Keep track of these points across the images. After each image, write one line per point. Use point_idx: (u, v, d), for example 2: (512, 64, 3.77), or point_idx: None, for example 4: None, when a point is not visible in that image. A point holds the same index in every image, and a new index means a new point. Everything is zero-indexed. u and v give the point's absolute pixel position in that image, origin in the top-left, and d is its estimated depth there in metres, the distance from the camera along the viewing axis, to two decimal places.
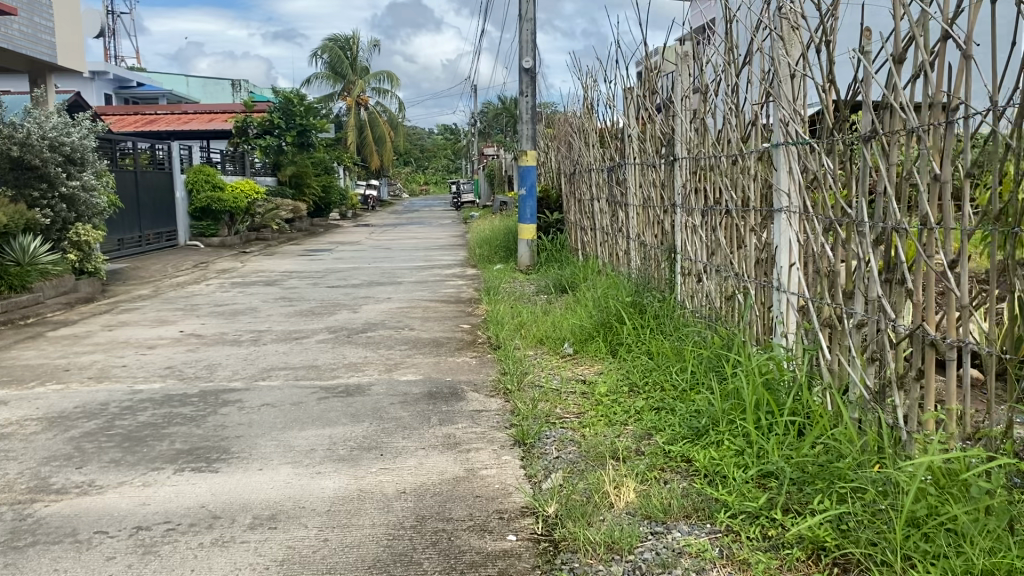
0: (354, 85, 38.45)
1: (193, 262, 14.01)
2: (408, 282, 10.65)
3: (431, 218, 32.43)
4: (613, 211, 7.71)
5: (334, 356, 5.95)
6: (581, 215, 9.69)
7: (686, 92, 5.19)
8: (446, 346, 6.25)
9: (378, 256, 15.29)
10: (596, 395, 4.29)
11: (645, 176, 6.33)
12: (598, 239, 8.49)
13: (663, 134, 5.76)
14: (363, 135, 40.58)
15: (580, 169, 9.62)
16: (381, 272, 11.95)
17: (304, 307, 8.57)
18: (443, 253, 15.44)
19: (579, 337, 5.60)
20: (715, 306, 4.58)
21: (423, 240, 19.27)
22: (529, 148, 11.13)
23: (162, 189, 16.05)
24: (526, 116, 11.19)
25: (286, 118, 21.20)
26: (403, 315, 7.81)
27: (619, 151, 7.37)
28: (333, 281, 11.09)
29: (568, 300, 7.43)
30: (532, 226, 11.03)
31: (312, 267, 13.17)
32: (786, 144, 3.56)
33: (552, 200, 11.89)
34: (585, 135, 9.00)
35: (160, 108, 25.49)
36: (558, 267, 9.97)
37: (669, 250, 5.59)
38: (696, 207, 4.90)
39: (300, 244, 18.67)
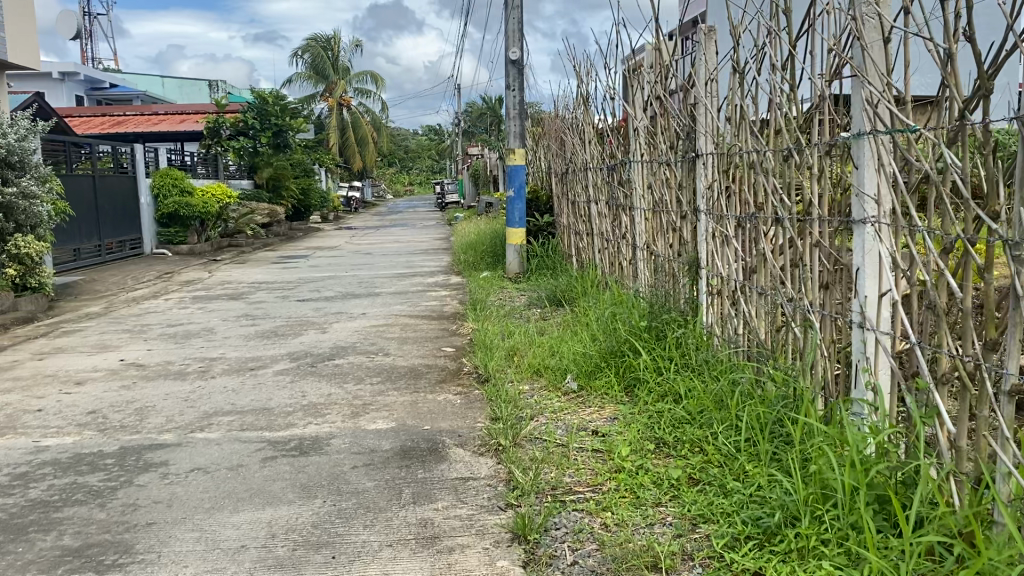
0: (335, 84, 37.39)
1: (156, 273, 12.99)
2: (385, 294, 9.67)
3: (415, 220, 31.50)
4: (614, 215, 6.78)
5: (290, 395, 4.98)
6: (576, 219, 8.77)
7: (710, 75, 4.29)
8: (426, 377, 5.31)
9: (357, 263, 14.27)
10: (615, 456, 3.38)
11: (655, 175, 5.42)
12: (597, 247, 7.56)
13: (681, 124, 4.83)
14: (345, 135, 39.51)
15: (573, 168, 8.68)
16: (357, 283, 10.96)
17: (267, 327, 7.59)
18: (426, 258, 14.47)
19: (583, 369, 4.68)
20: (758, 340, 3.70)
21: (405, 245, 18.29)
22: (517, 145, 10.16)
23: (126, 195, 15.03)
24: (513, 110, 10.22)
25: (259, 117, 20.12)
26: (377, 337, 6.84)
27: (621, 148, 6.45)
28: (305, 294, 10.11)
29: (566, 318, 6.48)
30: (522, 231, 10.09)
31: (284, 277, 12.15)
32: (872, 134, 2.65)
33: (542, 201, 10.96)
34: (580, 131, 8.06)
35: (128, 108, 24.32)
36: (551, 277, 9.04)
37: (691, 264, 4.68)
38: (728, 213, 3.99)
39: (275, 250, 17.67)
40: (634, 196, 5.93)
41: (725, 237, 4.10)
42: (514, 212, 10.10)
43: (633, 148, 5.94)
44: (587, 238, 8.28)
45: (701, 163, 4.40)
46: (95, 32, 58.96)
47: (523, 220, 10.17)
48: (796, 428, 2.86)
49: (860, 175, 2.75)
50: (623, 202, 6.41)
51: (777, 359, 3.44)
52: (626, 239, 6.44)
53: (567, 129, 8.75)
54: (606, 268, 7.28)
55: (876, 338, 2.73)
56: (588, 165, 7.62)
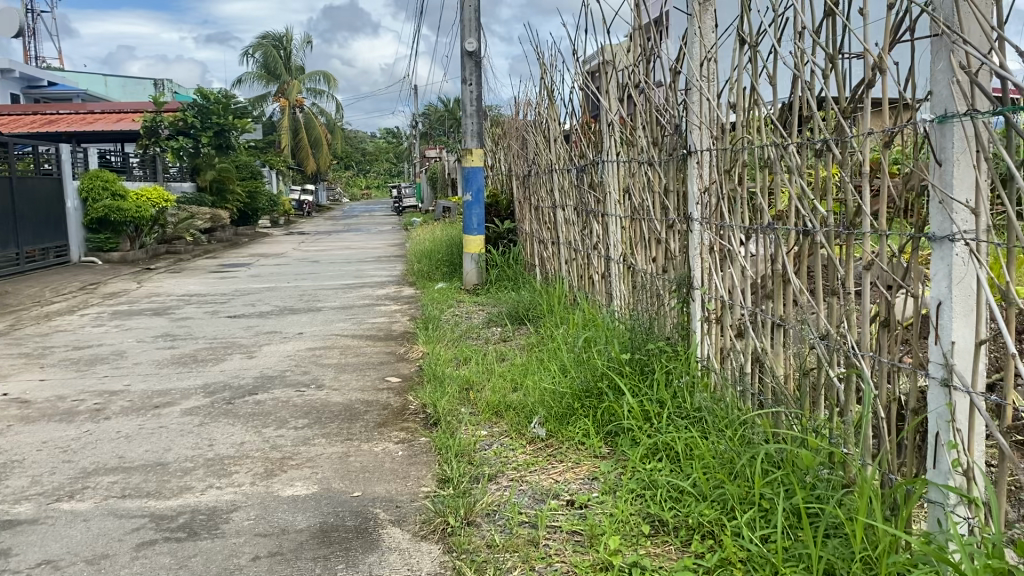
0: (287, 85, 36.17)
1: (79, 284, 11.88)
2: (328, 309, 8.75)
3: (370, 224, 30.47)
4: (585, 223, 5.98)
5: (194, 446, 4.07)
6: (540, 227, 7.95)
7: (706, 55, 3.53)
8: (363, 418, 4.44)
9: (302, 272, 13.28)
10: (600, 545, 2.56)
11: (634, 177, 4.64)
12: (565, 257, 6.75)
13: (667, 117, 4.04)
14: (297, 137, 38.27)
15: (536, 169, 7.87)
16: (300, 295, 10.01)
17: (187, 351, 6.64)
18: (378, 266, 13.54)
19: (553, 412, 3.86)
20: (775, 386, 2.93)
21: (358, 252, 17.33)
22: (474, 145, 9.32)
23: (50, 199, 13.87)
24: (469, 106, 9.37)
25: (200, 116, 18.96)
26: (312, 363, 5.95)
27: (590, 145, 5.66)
28: (238, 308, 9.15)
29: (530, 341, 5.65)
30: (480, 239, 9.27)
31: (220, 289, 11.16)
32: (968, 117, 1.89)
33: (501, 206, 10.14)
34: (544, 128, 7.26)
35: (62, 106, 22.95)
36: (512, 290, 8.21)
37: (681, 285, 3.88)
38: (735, 223, 3.21)
39: (216, 258, 16.59)
40: (608, 201, 5.14)
41: (727, 253, 3.34)
42: (472, 217, 9.28)
43: (604, 147, 5.16)
44: (551, 248, 7.49)
45: (691, 161, 3.64)
46: (37, 31, 56.78)
47: (481, 226, 9.36)
48: (857, 531, 2.08)
49: (943, 173, 1.97)
50: (593, 208, 5.62)
51: (805, 417, 2.67)
52: (596, 248, 5.66)
53: (530, 128, 7.95)
54: (575, 281, 6.49)
55: (970, 400, 1.97)
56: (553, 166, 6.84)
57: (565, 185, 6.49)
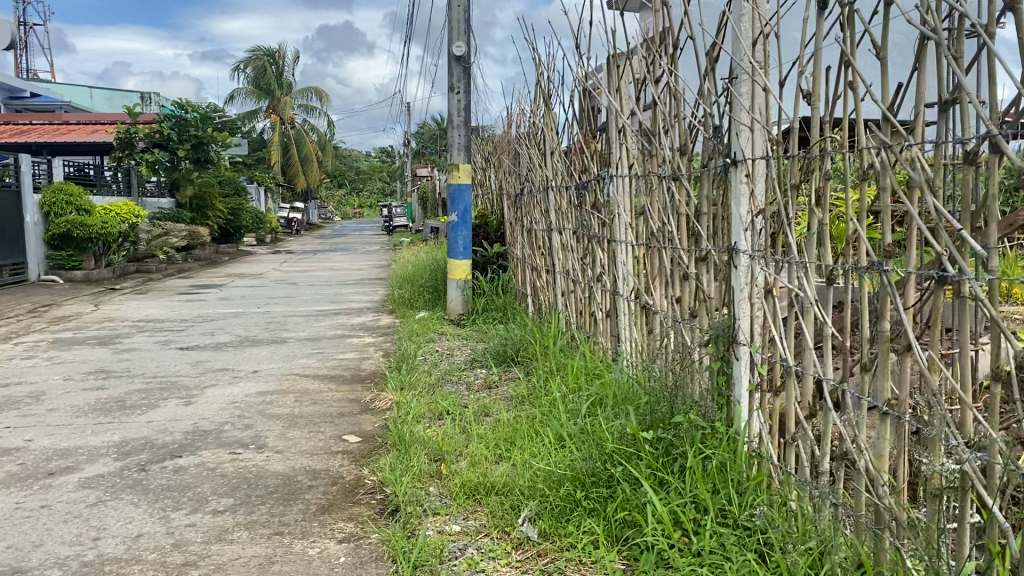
0: (278, 101, 35.36)
1: (30, 306, 10.86)
2: (295, 341, 7.76)
3: (359, 244, 29.47)
4: (586, 251, 5.04)
5: (74, 540, 3.09)
6: (534, 252, 7.01)
7: (758, 34, 2.64)
8: (303, 499, 3.46)
9: (276, 295, 12.29)
10: None
11: (652, 197, 3.71)
12: (562, 287, 5.82)
13: (698, 119, 3.13)
14: (287, 154, 37.31)
15: (530, 187, 6.95)
16: (267, 324, 9.01)
17: (117, 393, 5.64)
18: (359, 290, 12.54)
19: (548, 504, 2.90)
20: (878, 504, 2.03)
21: (341, 273, 16.34)
22: (462, 159, 8.39)
23: (6, 212, 12.86)
24: (457, 117, 8.44)
25: (177, 129, 17.99)
26: (258, 414, 4.96)
27: (592, 158, 4.74)
28: (195, 338, 8.15)
29: (519, 393, 4.68)
30: (466, 263, 8.33)
31: (181, 314, 10.16)
32: None
33: (491, 228, 9.21)
34: (541, 140, 6.33)
35: (36, 117, 21.96)
36: (501, 324, 7.25)
37: (717, 339, 2.95)
38: (808, 263, 2.31)
39: (189, 278, 15.58)
40: (616, 225, 4.22)
41: (794, 301, 2.43)
42: (458, 240, 8.34)
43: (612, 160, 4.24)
44: (546, 277, 6.55)
45: (737, 176, 2.75)
46: (28, 43, 55.85)
47: (468, 249, 8.43)
48: None
49: None
50: (596, 233, 4.69)
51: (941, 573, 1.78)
52: (600, 280, 4.73)
53: (524, 140, 7.03)
54: (574, 316, 5.54)
55: None
56: (549, 184, 5.91)
57: (563, 204, 5.55)
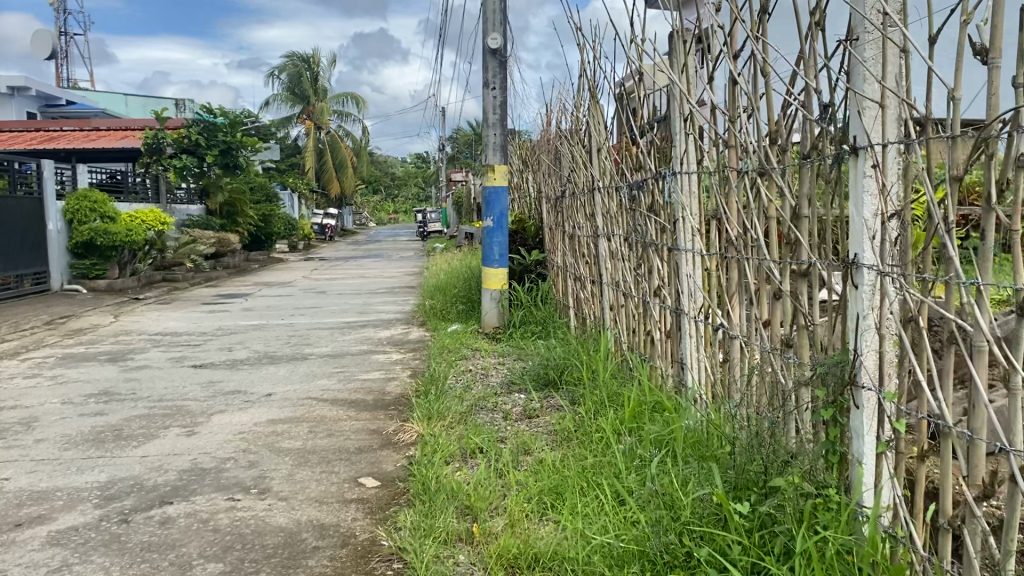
0: (313, 108, 35.08)
1: (48, 316, 10.44)
2: (317, 357, 7.16)
3: (392, 250, 28.93)
4: (641, 262, 4.39)
5: None
6: (577, 262, 6.37)
7: None
8: (304, 568, 2.84)
9: (304, 306, 11.75)
10: None
11: (729, 200, 3.07)
12: (609, 302, 5.18)
13: (798, 100, 2.49)
14: (322, 160, 36.96)
15: (572, 190, 6.31)
16: (289, 338, 8.43)
17: (116, 419, 5.08)
18: (390, 300, 11.95)
19: None
20: None
21: (372, 281, 15.77)
22: (497, 161, 7.77)
23: (28, 219, 12.50)
24: (492, 115, 7.81)
25: (206, 134, 17.59)
26: (266, 449, 4.35)
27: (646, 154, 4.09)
28: (212, 354, 7.61)
29: (563, 427, 4.06)
30: (502, 272, 7.76)
31: (202, 325, 9.65)
32: None
33: (528, 234, 8.58)
34: (586, 139, 5.68)
35: (67, 123, 21.76)
36: (541, 341, 6.61)
37: (827, 381, 2.31)
38: (986, 287, 1.66)
39: (217, 287, 15.15)
40: (679, 233, 3.59)
41: (956, 339, 1.80)
42: (492, 248, 7.73)
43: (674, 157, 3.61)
44: (591, 291, 5.90)
45: (861, 168, 2.12)
46: (70, 53, 56.36)
47: (504, 257, 7.82)
48: None
49: None
50: (652, 241, 4.06)
51: None
52: (657, 296, 4.11)
53: (565, 139, 6.39)
54: (625, 334, 4.91)
55: None
56: (596, 186, 5.27)
57: (612, 210, 4.91)
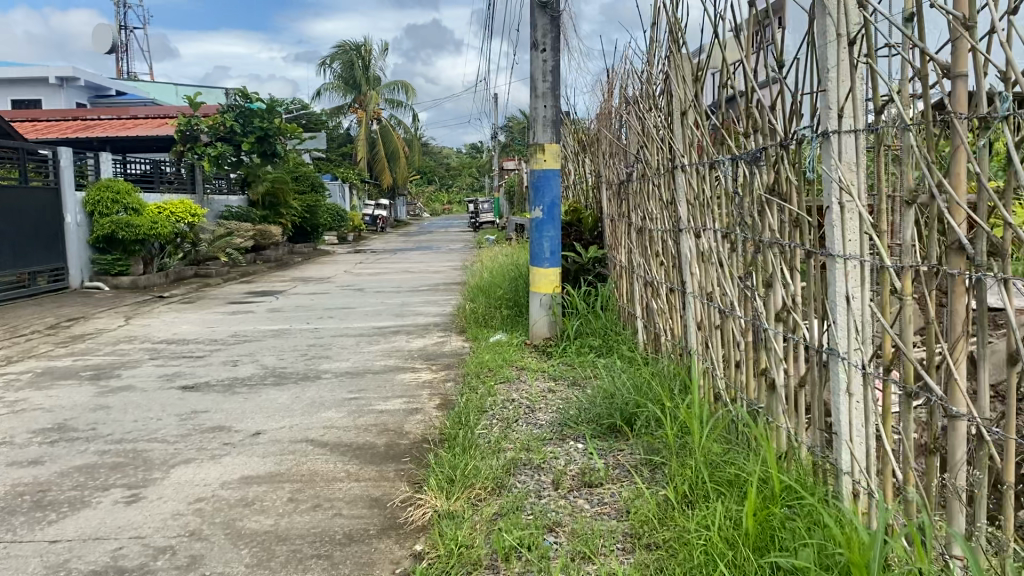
0: (365, 97, 33.91)
1: (54, 320, 9.44)
2: (331, 376, 5.93)
3: (442, 242, 27.59)
4: (752, 272, 3.06)
5: None
6: (648, 263, 5.05)
7: None
8: None
9: (336, 305, 10.55)
10: None
11: (958, 173, 1.76)
12: (695, 320, 3.92)
13: None
14: (373, 150, 35.74)
15: (643, 174, 5.00)
16: (307, 348, 7.22)
17: (50, 471, 3.90)
18: (432, 300, 10.66)
19: None
20: None
21: (417, 276, 14.45)
22: (549, 140, 6.43)
23: (45, 212, 11.62)
24: (542, 83, 6.45)
25: (242, 121, 16.53)
26: (221, 533, 3.11)
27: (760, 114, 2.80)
28: (212, 369, 6.42)
29: (644, 517, 2.76)
30: (554, 273, 6.51)
31: (216, 331, 8.51)
32: None
33: (585, 227, 7.25)
34: (662, 106, 4.36)
35: (106, 112, 21.01)
36: (603, 363, 5.29)
37: None
38: None
39: (249, 284, 14.09)
40: (834, 229, 2.31)
41: None
42: (542, 242, 6.46)
43: (821, 109, 2.33)
44: (668, 302, 4.60)
45: None
46: (127, 45, 56.25)
47: (557, 254, 6.53)
48: None
49: None
50: (772, 242, 2.77)
51: None
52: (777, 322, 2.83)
53: (634, 108, 5.09)
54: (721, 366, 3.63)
55: None
56: (677, 167, 3.98)
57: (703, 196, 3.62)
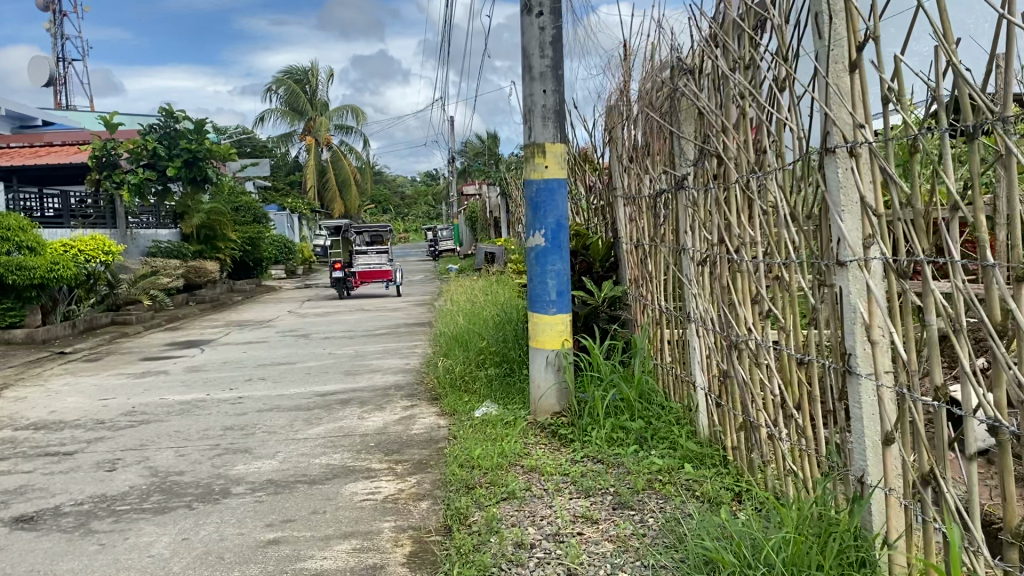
0: (314, 122, 31.75)
1: None
2: (244, 492, 3.96)
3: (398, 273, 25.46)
4: None
5: None
6: (732, 315, 3.25)
7: None
8: None
9: (273, 358, 8.54)
10: None
11: None
12: (885, 429, 2.23)
13: None
14: (324, 179, 33.48)
15: (714, 175, 3.30)
16: (223, 433, 5.22)
17: None
18: (390, 349, 8.69)
19: None
20: None
21: (372, 317, 12.44)
22: (552, 137, 4.63)
23: None
24: (538, 59, 4.61)
25: (166, 143, 14.44)
26: None
27: None
28: (76, 479, 4.40)
29: None
30: (564, 322, 4.67)
31: (109, 405, 6.45)
32: None
33: (598, 258, 5.44)
34: (774, 58, 2.64)
35: (19, 139, 18.65)
36: (659, 477, 3.48)
37: None
38: None
39: (174, 331, 11.94)
40: None
41: None
42: (546, 280, 4.62)
43: None
44: (785, 381, 2.86)
45: None
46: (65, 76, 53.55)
47: (567, 294, 4.69)
48: None
49: None
50: None
51: None
52: None
53: (690, 79, 3.39)
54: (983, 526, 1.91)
55: None
56: (826, 150, 2.31)
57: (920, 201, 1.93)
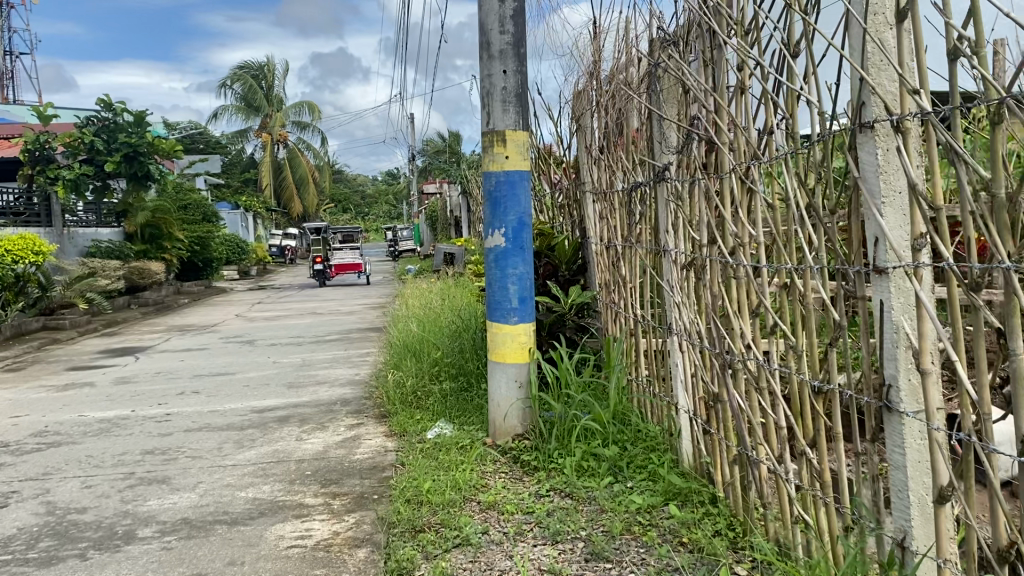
0: (270, 118, 30.86)
1: None
2: (150, 536, 3.37)
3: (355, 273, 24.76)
4: None
5: None
6: (726, 329, 2.74)
7: None
8: None
9: (212, 367, 7.90)
10: None
11: None
12: (938, 484, 1.74)
13: None
14: (280, 177, 32.60)
15: (703, 165, 2.80)
16: (141, 459, 4.60)
17: None
18: (340, 357, 8.10)
19: None
20: None
21: (324, 321, 11.80)
22: (512, 124, 4.09)
23: None
24: (497, 35, 4.07)
25: (104, 137, 13.64)
26: None
27: None
28: None
29: None
30: (527, 332, 4.14)
31: (20, 423, 5.78)
32: None
33: (564, 260, 4.94)
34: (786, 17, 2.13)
35: None
36: (640, 518, 2.97)
37: None
38: None
39: (111, 337, 11.18)
40: None
41: None
42: (507, 285, 4.10)
43: None
44: (794, 412, 2.37)
45: None
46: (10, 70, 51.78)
47: (529, 300, 4.16)
48: None
49: None
50: None
51: None
52: None
53: (674, 52, 2.88)
54: None
55: None
56: (860, 125, 1.81)
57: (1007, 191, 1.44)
